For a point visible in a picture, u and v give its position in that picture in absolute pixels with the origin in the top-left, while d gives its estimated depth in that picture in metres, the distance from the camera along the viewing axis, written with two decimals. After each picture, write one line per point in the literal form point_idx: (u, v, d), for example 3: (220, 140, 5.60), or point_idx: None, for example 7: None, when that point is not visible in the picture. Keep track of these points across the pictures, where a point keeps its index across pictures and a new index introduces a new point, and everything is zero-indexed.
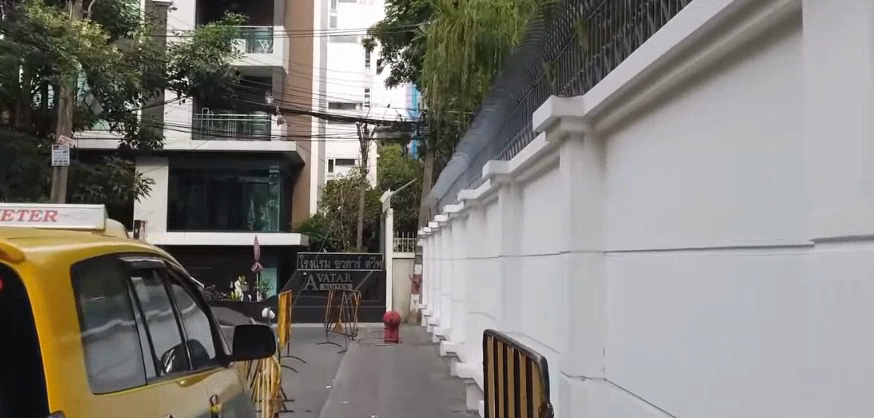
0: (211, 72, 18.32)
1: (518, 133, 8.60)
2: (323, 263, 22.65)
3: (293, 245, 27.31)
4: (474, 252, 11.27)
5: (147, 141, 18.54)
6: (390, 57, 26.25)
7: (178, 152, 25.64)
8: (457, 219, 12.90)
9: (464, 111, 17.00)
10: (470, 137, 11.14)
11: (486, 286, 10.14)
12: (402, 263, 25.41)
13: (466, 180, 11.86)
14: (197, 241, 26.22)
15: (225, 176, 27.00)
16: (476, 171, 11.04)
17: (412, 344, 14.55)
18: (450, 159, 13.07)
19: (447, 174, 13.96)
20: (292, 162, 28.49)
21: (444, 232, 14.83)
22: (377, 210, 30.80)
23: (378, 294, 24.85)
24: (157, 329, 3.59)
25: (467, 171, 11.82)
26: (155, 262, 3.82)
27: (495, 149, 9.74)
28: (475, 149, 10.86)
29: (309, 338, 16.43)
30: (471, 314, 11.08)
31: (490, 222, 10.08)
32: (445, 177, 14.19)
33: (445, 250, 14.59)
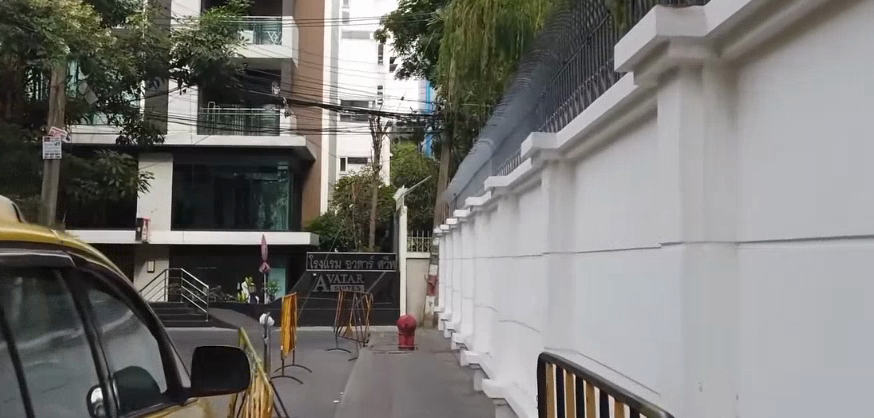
0: (213, 60, 17.27)
1: (558, 102, 7.29)
2: (331, 263, 22.10)
3: (302, 245, 26.35)
4: (509, 248, 9.77)
5: (147, 135, 17.48)
6: (403, 49, 25.28)
7: (183, 148, 24.74)
8: (483, 213, 11.68)
9: (483, 101, 15.98)
10: (500, 111, 9.93)
11: (528, 288, 8.71)
12: (418, 263, 23.97)
13: (497, 164, 10.48)
14: (202, 240, 25.33)
15: (231, 173, 26.12)
16: (510, 154, 9.64)
17: (428, 351, 13.53)
18: (474, 143, 11.97)
19: (468, 164, 12.89)
20: (301, 158, 27.54)
21: (467, 229, 13.63)
22: (390, 208, 29.80)
23: (392, 295, 23.87)
24: (44, 365, 2.63)
25: (494, 158, 10.57)
26: (68, 261, 2.88)
27: (528, 125, 8.42)
28: (507, 129, 9.61)
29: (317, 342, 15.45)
30: (507, 320, 9.74)
31: (532, 213, 8.72)
32: (467, 166, 13.06)
33: (471, 247, 13.07)
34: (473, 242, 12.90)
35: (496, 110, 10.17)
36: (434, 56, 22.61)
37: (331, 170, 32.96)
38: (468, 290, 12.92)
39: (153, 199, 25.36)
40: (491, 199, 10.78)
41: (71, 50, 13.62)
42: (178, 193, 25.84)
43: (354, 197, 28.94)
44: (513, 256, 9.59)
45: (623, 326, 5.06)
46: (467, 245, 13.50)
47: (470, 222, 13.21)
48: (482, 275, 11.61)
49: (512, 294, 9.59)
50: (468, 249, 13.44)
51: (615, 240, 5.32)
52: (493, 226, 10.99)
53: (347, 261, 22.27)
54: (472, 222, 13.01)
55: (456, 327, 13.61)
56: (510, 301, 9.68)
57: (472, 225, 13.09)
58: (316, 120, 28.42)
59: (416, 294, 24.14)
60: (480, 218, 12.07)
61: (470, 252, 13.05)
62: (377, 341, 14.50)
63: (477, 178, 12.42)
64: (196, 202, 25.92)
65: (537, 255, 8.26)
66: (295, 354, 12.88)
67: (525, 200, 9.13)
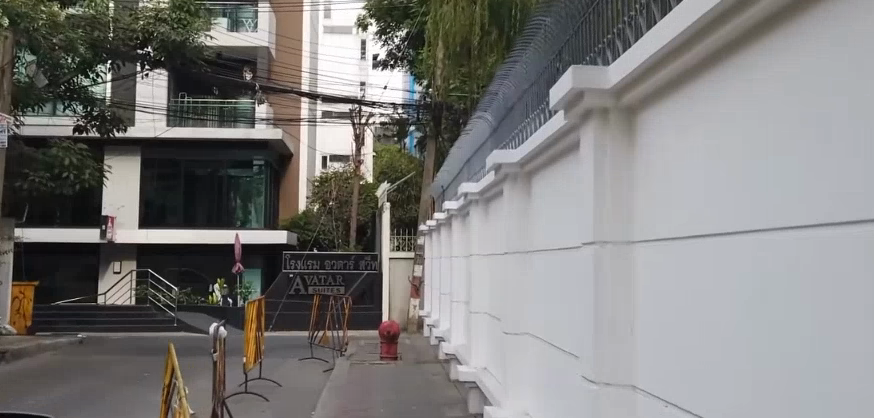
0: (177, 41, 15.88)
1: (581, 42, 5.57)
2: (309, 264, 21.66)
3: (279, 245, 25.07)
4: (508, 244, 7.96)
5: (106, 125, 16.18)
6: (385, 37, 23.98)
7: (151, 140, 23.45)
8: (478, 203, 10.11)
9: (475, 80, 14.63)
10: (506, 73, 8.52)
11: (540, 289, 6.95)
12: (400, 263, 22.77)
13: (499, 137, 9.02)
14: (173, 240, 24.09)
15: (203, 169, 24.92)
16: (514, 127, 8.19)
17: (412, 361, 12.27)
18: (469, 122, 10.49)
19: (462, 147, 11.42)
20: (278, 152, 26.17)
21: (460, 222, 11.78)
22: (372, 206, 28.41)
23: (374, 299, 22.52)
24: None
25: (499, 132, 8.95)
26: None
27: (546, 81, 6.73)
28: (512, 95, 8.16)
29: (291, 350, 14.15)
30: (512, 335, 7.90)
31: (540, 199, 7.13)
32: (459, 148, 11.63)
33: (465, 243, 11.11)
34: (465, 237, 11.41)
35: (500, 74, 8.72)
36: (420, 43, 21.29)
37: (311, 166, 31.55)
38: (459, 292, 11.44)
39: (119, 196, 24.18)
40: (490, 184, 9.03)
41: (9, 22, 12.34)
42: (147, 189, 24.63)
43: (334, 194, 27.64)
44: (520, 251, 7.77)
45: (680, 335, 3.68)
46: (460, 239, 11.63)
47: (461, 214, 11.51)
48: (480, 277, 9.90)
49: (518, 299, 7.79)
50: (461, 243, 11.59)
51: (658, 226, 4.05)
52: (492, 215, 9.24)
53: (326, 261, 21.69)
54: (465, 213, 11.22)
55: (444, 333, 12.36)
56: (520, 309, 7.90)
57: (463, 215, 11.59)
58: (294, 111, 27.13)
59: (399, 297, 22.78)
60: (476, 210, 10.23)
61: (464, 249, 11.12)
62: (356, 349, 13.26)
63: (472, 161, 10.91)
64: (167, 200, 24.67)
65: (551, 250, 6.47)
66: (263, 368, 11.65)
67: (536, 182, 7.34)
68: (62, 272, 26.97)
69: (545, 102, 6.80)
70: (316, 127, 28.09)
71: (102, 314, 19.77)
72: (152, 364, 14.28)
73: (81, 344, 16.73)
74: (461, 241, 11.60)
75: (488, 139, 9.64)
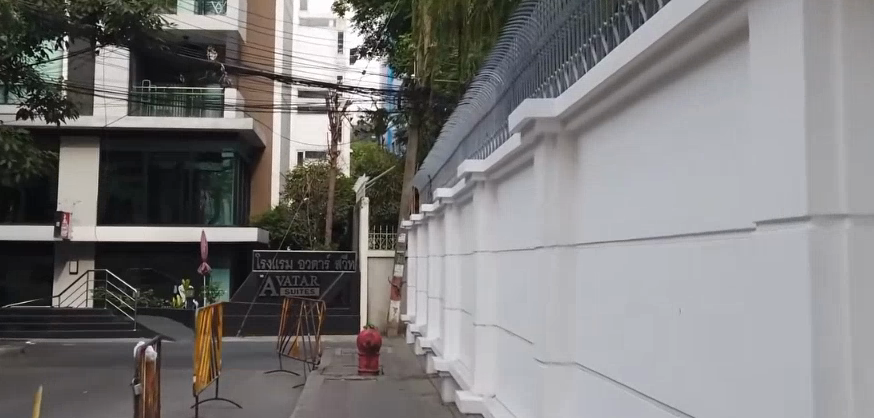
0: (132, 14, 14.57)
1: None
2: (281, 264, 20.34)
3: (249, 243, 23.56)
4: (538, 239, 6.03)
5: (53, 107, 14.81)
6: (364, 22, 22.47)
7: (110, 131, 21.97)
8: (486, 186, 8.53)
9: (468, 59, 13.13)
10: (518, 26, 6.95)
11: (592, 296, 5.15)
12: (380, 263, 20.95)
13: (506, 105, 7.45)
14: (134, 238, 22.59)
15: (168, 162, 23.39)
16: (530, 87, 6.61)
17: (396, 375, 10.82)
18: (471, 90, 8.79)
19: (456, 124, 9.73)
20: (249, 144, 24.64)
21: (460, 212, 9.84)
22: (349, 202, 26.87)
23: (351, 301, 21.02)
24: None
25: (512, 95, 7.25)
26: None
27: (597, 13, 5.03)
28: (532, 46, 6.51)
29: (256, 361, 12.69)
30: (562, 361, 5.77)
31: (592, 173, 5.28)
32: (450, 129, 10.03)
33: (467, 238, 9.22)
34: (460, 232, 9.81)
35: (514, 21, 7.04)
36: (402, 27, 19.81)
37: (285, 160, 29.97)
38: (452, 295, 9.91)
39: (77, 191, 22.71)
40: (513, 165, 7.33)
41: None
42: (108, 183, 23.13)
43: (308, 190, 26.11)
44: (567, 245, 5.75)
45: None
46: (461, 233, 9.72)
47: (461, 204, 9.77)
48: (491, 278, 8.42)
49: (554, 311, 5.80)
50: (460, 240, 9.73)
51: (704, 221, 3.42)
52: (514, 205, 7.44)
53: (300, 260, 20.42)
54: (465, 200, 9.43)
55: (431, 341, 10.90)
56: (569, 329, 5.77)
57: (454, 205, 9.94)
58: (266, 101, 25.62)
59: (379, 300, 21.22)
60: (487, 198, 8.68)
61: (465, 247, 9.31)
62: (331, 360, 11.83)
63: (467, 140, 9.29)
64: (129, 196, 23.21)
65: (616, 241, 4.64)
66: (221, 387, 10.26)
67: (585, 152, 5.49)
68: (16, 273, 25.40)
69: (588, 44, 5.26)
70: (290, 118, 26.54)
71: (55, 317, 18.33)
72: (97, 377, 12.80)
73: (24, 353, 15.27)
74: (461, 236, 9.70)
75: (493, 108, 8.04)
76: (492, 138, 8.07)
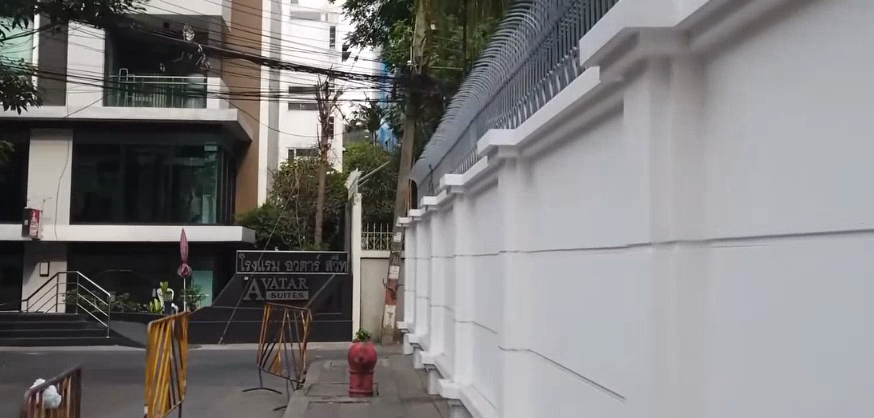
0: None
1: None
2: (267, 265, 18.83)
3: (234, 243, 22.20)
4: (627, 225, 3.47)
5: (10, 88, 13.62)
6: (356, 8, 20.98)
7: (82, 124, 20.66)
8: (517, 165, 6.31)
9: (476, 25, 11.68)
10: None
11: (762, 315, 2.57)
12: (372, 265, 19.48)
13: (519, 86, 6.15)
14: (111, 238, 21.31)
15: (147, 157, 22.11)
16: (544, 70, 5.33)
17: (392, 397, 9.54)
18: (488, 49, 6.95)
19: (467, 100, 7.96)
20: (233, 137, 23.26)
21: (488, 199, 7.31)
22: (340, 200, 25.50)
23: (342, 305, 19.60)
24: None
25: (545, 43, 5.33)
26: None
27: None
28: None
29: (232, 375, 11.42)
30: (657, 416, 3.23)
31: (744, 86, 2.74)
32: (452, 114, 8.66)
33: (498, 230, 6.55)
34: (474, 228, 8.01)
35: None
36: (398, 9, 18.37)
37: (273, 152, 28.59)
38: (455, 303, 8.41)
39: (50, 188, 21.46)
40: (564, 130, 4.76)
41: None
42: (84, 181, 21.89)
43: (296, 186, 24.72)
44: (697, 241, 3.05)
45: None
46: (491, 226, 7.06)
47: (489, 191, 7.26)
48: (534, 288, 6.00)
49: (667, 348, 3.09)
50: (489, 235, 7.10)
51: None
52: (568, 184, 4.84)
53: (287, 261, 18.92)
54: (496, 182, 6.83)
55: (435, 357, 9.44)
56: (695, 378, 3.04)
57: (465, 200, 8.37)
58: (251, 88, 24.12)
59: (373, 304, 19.71)
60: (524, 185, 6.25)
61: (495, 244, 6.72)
62: (318, 376, 10.52)
63: (471, 128, 7.95)
64: (105, 193, 21.98)
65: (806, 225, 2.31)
66: (189, 410, 9.02)
67: (720, 69, 2.94)
68: None
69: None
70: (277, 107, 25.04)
71: (22, 325, 17.10)
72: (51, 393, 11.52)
73: None
74: (490, 231, 7.09)
75: (503, 90, 6.71)
76: (500, 121, 6.76)
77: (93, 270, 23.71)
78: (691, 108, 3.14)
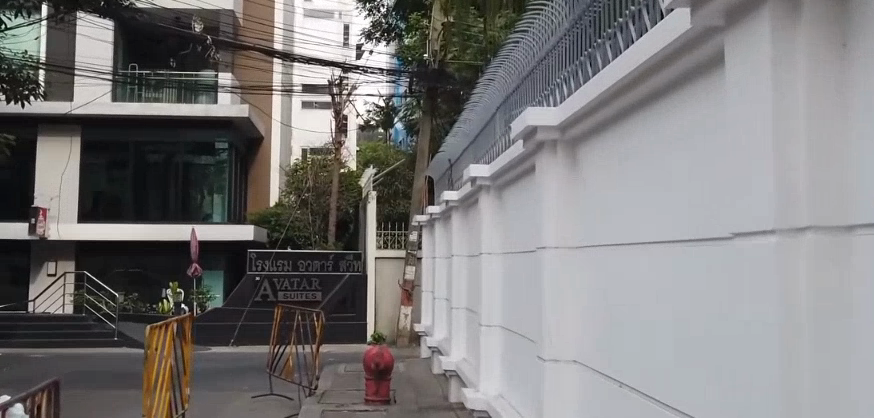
0: None
1: None
2: (280, 265, 18.49)
3: (246, 242, 21.73)
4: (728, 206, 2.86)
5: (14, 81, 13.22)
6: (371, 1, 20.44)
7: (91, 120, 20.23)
8: (557, 149, 5.75)
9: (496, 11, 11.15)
10: None
11: None
12: (389, 263, 18.85)
13: (556, 64, 5.63)
14: (120, 237, 20.90)
15: (157, 155, 21.77)
16: (589, 40, 4.82)
17: (411, 405, 9.04)
18: (518, 29, 6.48)
19: (494, 88, 7.49)
20: (244, 134, 22.81)
21: (522, 190, 6.66)
22: (353, 199, 25.01)
23: (357, 307, 19.05)
24: None
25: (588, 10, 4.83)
26: None
27: None
28: None
29: (240, 380, 10.95)
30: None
31: None
32: (479, 100, 8.13)
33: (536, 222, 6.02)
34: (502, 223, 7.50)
35: None
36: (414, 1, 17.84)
37: (285, 151, 28.13)
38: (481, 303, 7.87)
39: (58, 185, 21.07)
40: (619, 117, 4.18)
41: None
42: (93, 178, 21.50)
43: (310, 184, 24.25)
44: (836, 230, 2.44)
45: None
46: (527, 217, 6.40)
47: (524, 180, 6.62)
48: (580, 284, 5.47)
49: (799, 353, 2.46)
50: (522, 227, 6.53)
51: None
52: (613, 168, 4.24)
53: (299, 261, 18.63)
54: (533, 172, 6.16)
55: (456, 362, 8.90)
56: (832, 389, 2.41)
57: (491, 193, 7.80)
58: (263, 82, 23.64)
59: (388, 305, 19.09)
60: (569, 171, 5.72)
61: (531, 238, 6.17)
62: (331, 381, 10.03)
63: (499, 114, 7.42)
64: (114, 192, 21.59)
65: None
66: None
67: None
68: None
69: None
70: (289, 103, 24.54)
71: (27, 327, 16.70)
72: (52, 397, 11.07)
73: None
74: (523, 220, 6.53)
75: (533, 73, 6.19)
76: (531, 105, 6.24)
77: (102, 270, 23.31)
78: (826, 52, 2.51)
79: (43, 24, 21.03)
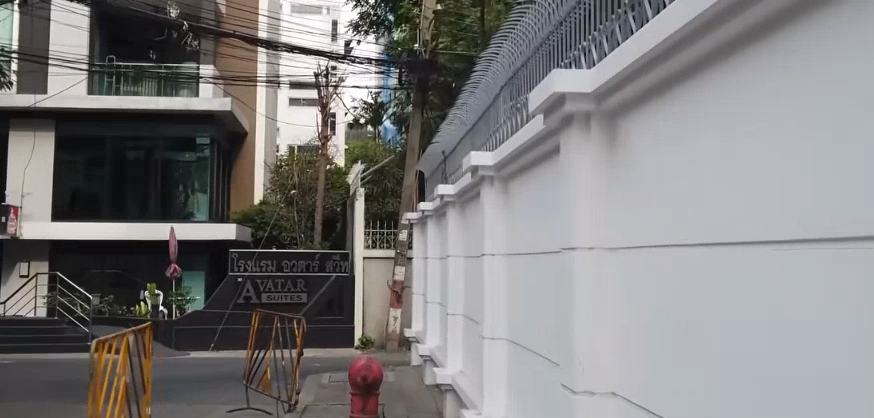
0: None
1: None
2: (262, 265, 17.39)
3: (228, 242, 20.87)
4: None
5: None
6: None
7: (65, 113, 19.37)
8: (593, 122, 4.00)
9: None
10: None
11: None
12: (375, 264, 17.34)
13: (562, 44, 4.87)
14: (96, 235, 20.08)
15: (136, 151, 20.98)
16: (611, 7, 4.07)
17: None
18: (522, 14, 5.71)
19: (495, 76, 6.74)
20: (225, 127, 21.99)
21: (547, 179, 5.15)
22: (340, 198, 24.21)
23: (344, 308, 17.56)
24: None
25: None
26: None
27: None
28: None
29: (214, 392, 10.18)
30: None
31: None
32: (475, 87, 7.44)
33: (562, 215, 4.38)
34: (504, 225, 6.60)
35: None
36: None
37: (270, 146, 27.34)
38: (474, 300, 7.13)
39: (32, 182, 20.27)
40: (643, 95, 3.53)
41: None
42: (69, 176, 20.69)
43: (294, 181, 23.43)
44: None
45: None
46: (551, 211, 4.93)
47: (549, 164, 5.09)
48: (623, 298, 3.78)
49: None
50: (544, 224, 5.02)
51: None
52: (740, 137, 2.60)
53: (283, 262, 17.52)
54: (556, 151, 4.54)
55: (452, 374, 8.17)
56: None
57: (496, 186, 6.74)
58: (247, 70, 22.80)
59: (376, 307, 17.53)
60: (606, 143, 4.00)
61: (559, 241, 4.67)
62: (314, 394, 9.31)
63: (498, 101, 6.71)
64: (90, 190, 20.79)
65: None
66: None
67: None
68: None
69: None
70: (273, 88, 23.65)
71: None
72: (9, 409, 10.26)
73: None
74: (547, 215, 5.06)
75: (533, 57, 5.54)
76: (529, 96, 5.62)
77: (77, 271, 22.48)
78: None
79: (16, 13, 20.21)
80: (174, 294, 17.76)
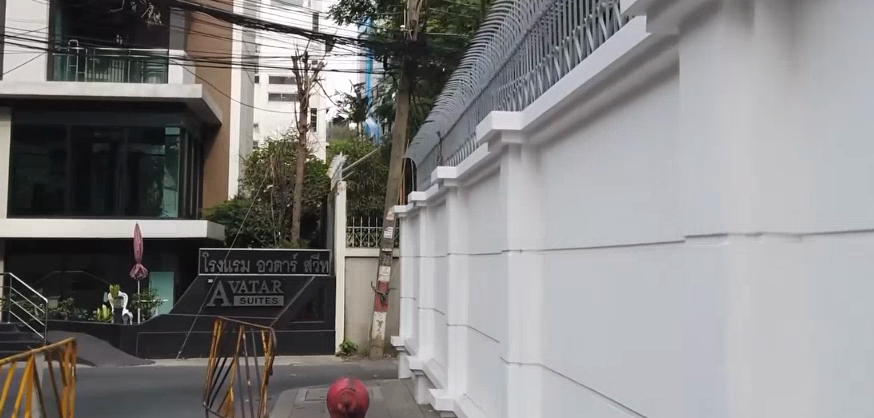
0: None
1: None
2: (235, 265, 15.81)
3: (199, 239, 19.53)
4: None
5: None
6: None
7: (23, 101, 18.02)
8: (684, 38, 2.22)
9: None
10: None
11: None
12: (360, 264, 16.10)
13: (552, 31, 3.61)
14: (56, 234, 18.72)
15: (102, 144, 18.60)
16: None
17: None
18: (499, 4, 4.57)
19: (469, 74, 5.55)
20: (198, 119, 20.68)
21: (589, 140, 3.10)
22: (320, 193, 22.92)
23: (325, 311, 16.14)
24: None
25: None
26: None
27: None
28: None
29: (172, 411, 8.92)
30: None
31: None
32: (459, 86, 5.88)
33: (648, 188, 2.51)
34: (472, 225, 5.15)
35: None
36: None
37: (248, 139, 26.02)
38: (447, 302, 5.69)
39: None
40: None
41: None
42: (31, 169, 18.43)
43: (271, 175, 22.10)
44: None
45: None
46: (594, 194, 3.02)
47: (597, 118, 3.03)
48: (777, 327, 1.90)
49: None
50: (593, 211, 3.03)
51: None
52: None
53: (259, 261, 15.93)
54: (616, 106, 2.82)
55: (423, 364, 7.07)
56: None
57: (458, 195, 5.61)
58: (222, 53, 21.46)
59: (359, 310, 16.21)
60: (785, 42, 1.84)
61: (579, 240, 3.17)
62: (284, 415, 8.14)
63: (486, 99, 5.20)
64: None
65: None
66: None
67: None
68: None
69: None
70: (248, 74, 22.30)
71: None
72: None
73: None
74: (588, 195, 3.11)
75: (531, 35, 4.00)
76: (528, 80, 4.07)
77: None
78: None
79: None
80: (136, 296, 16.52)
